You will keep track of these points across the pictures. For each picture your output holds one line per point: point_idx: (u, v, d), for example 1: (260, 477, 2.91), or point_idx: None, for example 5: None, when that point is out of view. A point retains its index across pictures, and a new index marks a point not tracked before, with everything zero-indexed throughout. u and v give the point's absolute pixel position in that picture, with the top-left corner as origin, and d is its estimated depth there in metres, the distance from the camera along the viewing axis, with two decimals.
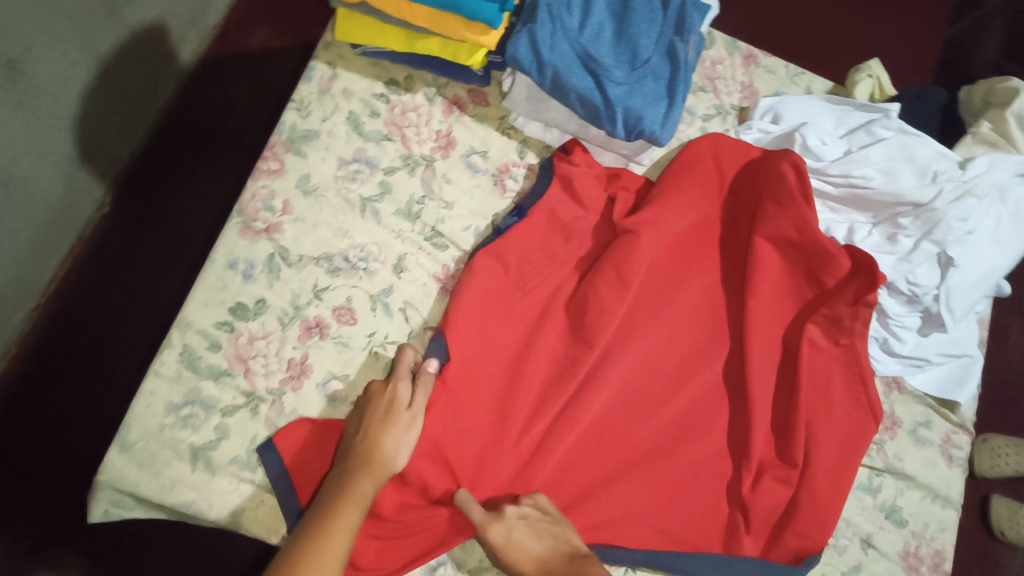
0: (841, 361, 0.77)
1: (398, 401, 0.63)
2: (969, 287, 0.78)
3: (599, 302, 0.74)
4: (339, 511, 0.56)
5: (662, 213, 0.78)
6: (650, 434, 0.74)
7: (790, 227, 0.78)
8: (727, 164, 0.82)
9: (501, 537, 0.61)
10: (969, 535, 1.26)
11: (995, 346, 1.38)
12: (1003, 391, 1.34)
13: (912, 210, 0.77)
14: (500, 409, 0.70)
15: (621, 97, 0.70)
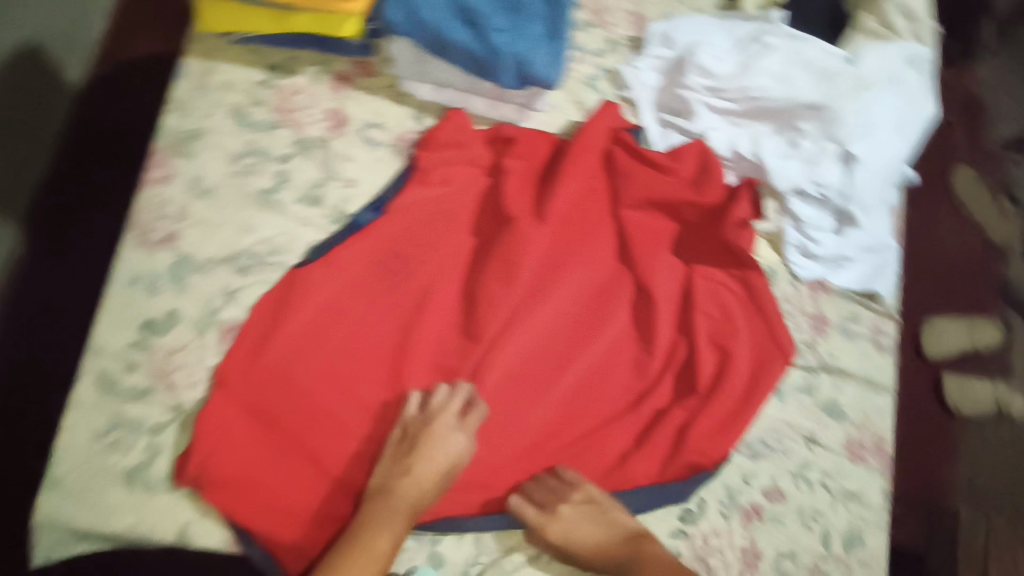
0: (740, 298, 0.80)
1: (457, 447, 0.68)
2: (875, 179, 0.80)
3: (487, 289, 0.74)
4: (377, 544, 0.62)
5: (557, 193, 0.76)
6: (567, 402, 0.76)
7: (653, 181, 0.79)
8: (599, 137, 0.80)
9: (561, 534, 0.68)
10: None
11: (923, 234, 1.45)
12: (940, 276, 1.41)
13: (810, 113, 0.79)
14: (383, 410, 0.71)
15: (505, 45, 0.68)
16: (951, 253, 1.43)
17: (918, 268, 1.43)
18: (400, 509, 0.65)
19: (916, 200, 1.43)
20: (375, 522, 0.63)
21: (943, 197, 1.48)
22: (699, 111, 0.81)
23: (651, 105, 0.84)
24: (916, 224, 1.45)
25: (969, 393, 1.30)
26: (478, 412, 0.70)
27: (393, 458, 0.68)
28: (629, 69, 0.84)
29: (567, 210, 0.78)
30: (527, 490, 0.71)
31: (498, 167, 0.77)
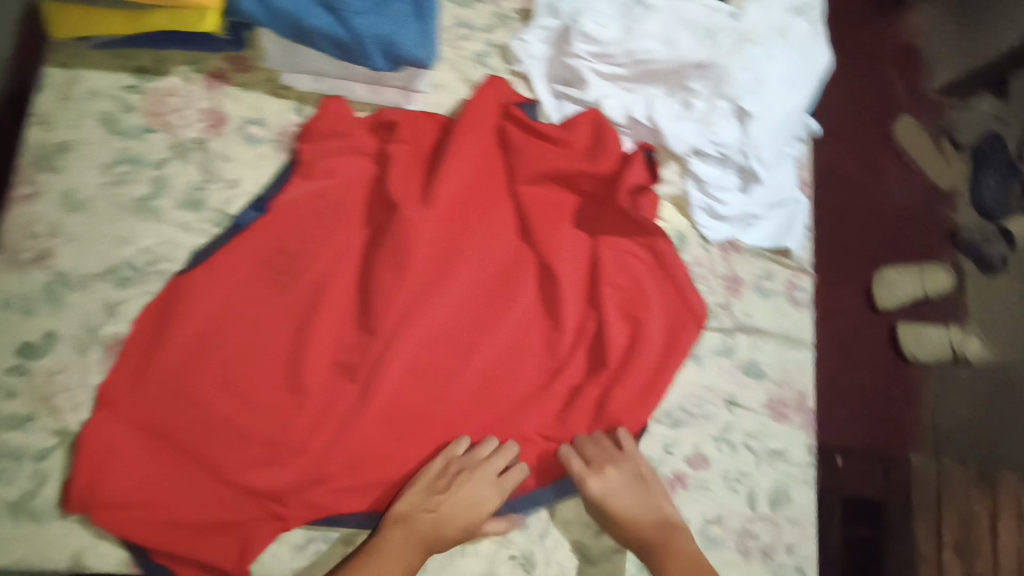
0: (649, 268, 0.79)
1: (487, 502, 0.68)
2: (772, 134, 0.79)
3: (380, 281, 0.72)
4: (386, 562, 0.63)
5: (444, 176, 0.73)
6: (476, 389, 0.74)
7: (547, 154, 0.77)
8: (484, 115, 0.77)
9: (602, 491, 0.71)
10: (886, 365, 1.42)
11: (872, 186, 1.52)
12: (890, 227, 1.49)
13: (699, 72, 0.77)
14: (284, 414, 0.70)
15: (368, 26, 0.65)
16: (898, 204, 1.51)
17: (869, 220, 1.51)
18: (417, 541, 0.65)
19: (857, 154, 1.53)
20: (392, 547, 0.65)
21: (887, 148, 1.54)
22: (589, 80, 0.79)
23: (542, 77, 0.82)
24: (862, 176, 1.52)
25: (922, 339, 1.37)
26: (519, 474, 0.71)
27: (423, 490, 0.69)
28: (517, 42, 0.81)
29: (461, 190, 0.75)
30: (579, 443, 0.74)
31: (384, 153, 0.74)
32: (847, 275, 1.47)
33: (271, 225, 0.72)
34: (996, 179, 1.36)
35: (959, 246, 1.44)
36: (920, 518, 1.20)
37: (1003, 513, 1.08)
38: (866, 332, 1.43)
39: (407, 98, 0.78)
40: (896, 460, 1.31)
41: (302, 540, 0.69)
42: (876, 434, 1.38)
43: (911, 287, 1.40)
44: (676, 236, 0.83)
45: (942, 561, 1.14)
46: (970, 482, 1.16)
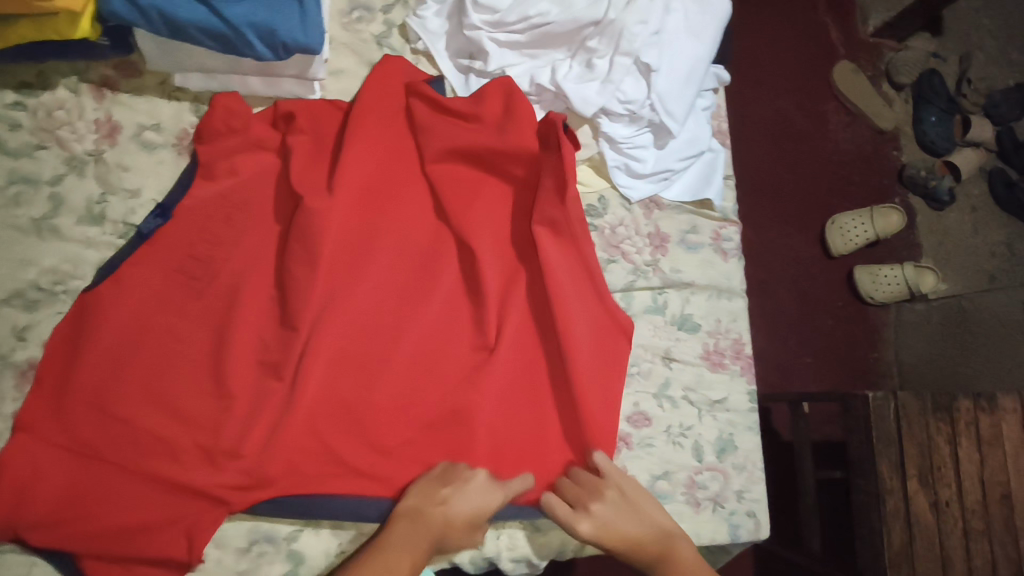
0: (566, 248, 0.75)
1: (493, 501, 0.67)
2: (678, 86, 0.78)
3: (295, 277, 0.70)
4: (393, 553, 0.62)
5: (349, 162, 0.72)
6: (408, 376, 0.73)
7: (456, 132, 0.76)
8: (388, 96, 0.76)
9: (596, 531, 0.67)
10: (846, 309, 1.54)
11: (815, 134, 1.60)
12: (835, 173, 1.59)
13: (595, 30, 0.76)
14: (213, 420, 0.69)
15: (244, 15, 0.64)
16: (842, 151, 1.60)
17: (817, 167, 1.59)
18: (426, 533, 0.65)
19: (802, 104, 1.60)
20: (401, 537, 0.64)
21: (828, 97, 1.62)
22: (488, 49, 0.78)
23: (445, 53, 0.81)
24: (806, 125, 1.60)
25: (879, 282, 1.49)
26: (522, 482, 0.70)
27: (428, 489, 0.68)
28: (414, 19, 0.80)
29: (370, 178, 0.74)
30: (560, 488, 0.71)
31: (284, 147, 0.73)
32: (801, 224, 1.56)
33: (179, 232, 0.71)
34: (936, 116, 1.56)
35: (903, 182, 1.58)
36: (883, 451, 1.08)
37: (962, 440, 1.11)
38: (825, 280, 1.54)
39: (305, 86, 0.75)
40: (851, 395, 1.15)
41: (247, 546, 0.69)
42: (839, 373, 1.51)
43: (863, 228, 1.49)
44: (598, 199, 0.84)
45: (909, 492, 1.07)
46: (925, 411, 1.11)
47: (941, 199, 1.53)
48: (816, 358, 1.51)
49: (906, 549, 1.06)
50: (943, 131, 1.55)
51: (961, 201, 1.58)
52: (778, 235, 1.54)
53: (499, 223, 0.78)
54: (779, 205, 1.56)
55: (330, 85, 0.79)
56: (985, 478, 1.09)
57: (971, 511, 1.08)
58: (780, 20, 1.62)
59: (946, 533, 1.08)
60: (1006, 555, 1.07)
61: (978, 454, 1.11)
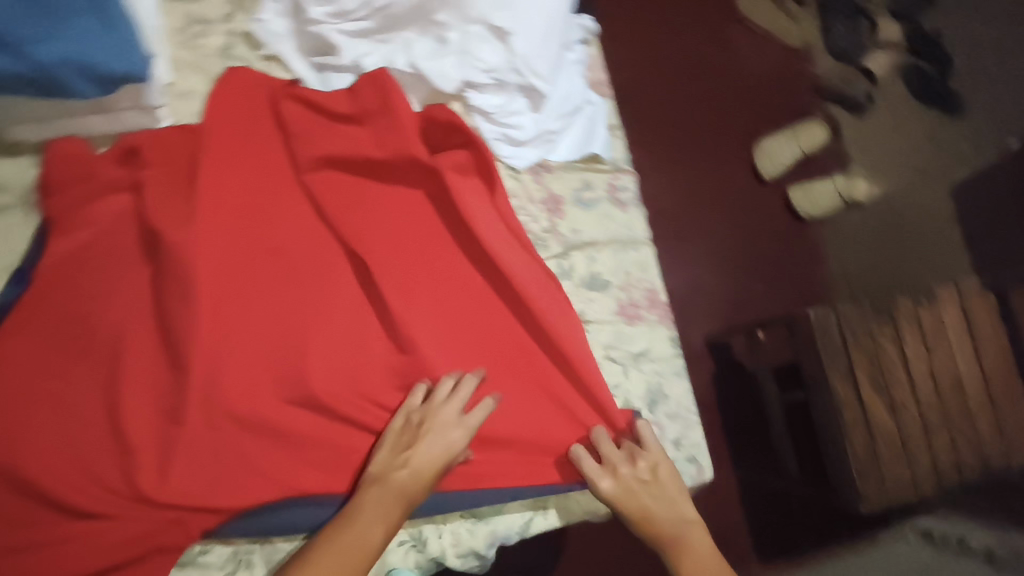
0: (454, 234, 0.76)
1: (455, 444, 0.69)
2: (539, 43, 0.76)
3: (173, 316, 0.67)
4: (368, 532, 0.64)
5: (209, 188, 0.70)
6: (319, 394, 0.70)
7: (339, 137, 0.75)
8: (240, 111, 0.73)
9: (617, 493, 0.70)
10: (786, 230, 1.52)
11: (728, 64, 1.59)
12: (752, 97, 1.58)
13: (440, 1, 0.73)
14: (118, 481, 0.66)
15: (53, 53, 0.60)
16: (757, 75, 1.59)
17: (734, 96, 1.58)
18: (397, 494, 0.66)
19: (708, 35, 1.59)
20: (373, 503, 0.65)
21: (735, 23, 1.61)
22: (336, 43, 0.75)
23: (295, 52, 0.78)
24: (718, 56, 1.59)
25: (812, 196, 1.49)
26: (484, 410, 0.71)
27: (393, 444, 0.69)
28: (255, 23, 0.77)
29: (237, 200, 0.71)
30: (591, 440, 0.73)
31: (137, 184, 0.69)
32: (729, 156, 1.55)
33: (42, 294, 0.68)
34: (843, 25, 1.55)
35: (822, 95, 1.58)
36: (832, 364, 1.07)
37: (907, 338, 1.11)
38: (762, 206, 1.53)
39: (147, 116, 0.72)
40: (796, 316, 1.13)
41: None
42: (792, 296, 1.50)
43: (790, 146, 1.51)
44: None
45: (863, 399, 1.06)
46: (867, 317, 1.10)
47: (858, 103, 1.55)
48: (768, 287, 1.50)
49: (871, 455, 1.05)
50: (852, 39, 1.54)
51: (881, 102, 1.57)
52: (707, 170, 1.53)
53: (387, 220, 0.75)
54: (704, 142, 1.54)
55: (179, 108, 0.75)
56: (934, 371, 1.11)
57: (925, 405, 1.09)
58: None
59: (907, 433, 1.08)
60: (965, 440, 1.10)
61: (924, 348, 1.11)
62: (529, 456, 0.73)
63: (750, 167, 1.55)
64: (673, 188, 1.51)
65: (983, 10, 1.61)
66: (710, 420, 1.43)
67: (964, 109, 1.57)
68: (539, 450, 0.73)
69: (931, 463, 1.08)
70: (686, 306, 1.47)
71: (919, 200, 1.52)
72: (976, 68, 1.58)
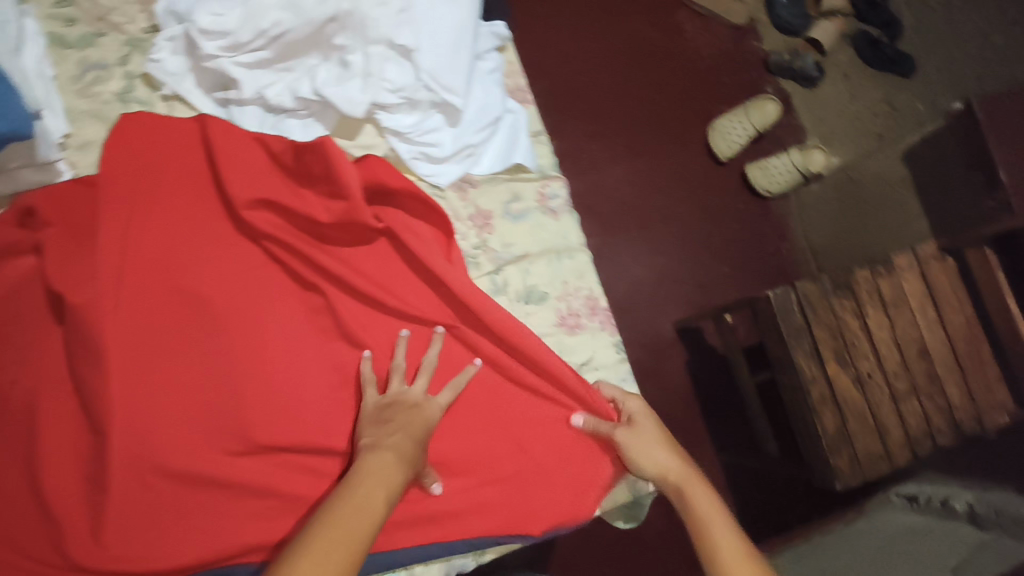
0: (388, 262, 0.75)
1: (431, 419, 0.68)
2: (447, 57, 0.73)
3: (88, 381, 0.64)
4: (372, 494, 0.56)
5: (117, 239, 0.67)
6: (258, 439, 0.67)
7: (261, 173, 0.71)
8: (144, 155, 0.70)
9: (639, 417, 0.73)
10: (747, 211, 1.54)
11: (674, 47, 1.57)
12: (702, 78, 1.57)
13: (337, 25, 0.71)
14: (48, 557, 0.62)
15: None
16: (704, 55, 1.58)
17: (683, 78, 1.56)
18: (394, 458, 0.61)
19: (650, 20, 1.57)
20: (374, 465, 0.60)
21: (678, 5, 1.59)
22: (236, 76, 0.72)
23: (197, 90, 0.75)
24: (664, 40, 1.57)
25: (771, 172, 1.47)
26: (450, 392, 0.71)
27: (373, 423, 0.66)
28: (151, 65, 0.73)
29: (146, 249, 0.68)
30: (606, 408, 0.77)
31: (37, 246, 0.67)
32: (683, 141, 1.53)
33: None
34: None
35: (769, 69, 1.57)
36: (796, 343, 1.05)
37: (869, 310, 1.09)
38: (716, 187, 1.53)
39: (47, 171, 0.70)
40: (756, 298, 1.12)
41: None
42: (761, 277, 1.52)
43: (742, 127, 1.46)
44: None
45: (830, 376, 1.05)
46: (827, 293, 1.08)
47: (811, 76, 1.52)
48: (733, 268, 1.51)
49: (842, 431, 1.04)
50: (796, 10, 1.53)
51: (831, 72, 1.57)
52: (665, 156, 1.52)
53: (319, 257, 0.72)
54: (655, 129, 1.53)
55: (79, 160, 0.73)
56: (898, 339, 1.09)
57: (893, 375, 1.08)
58: None
59: (876, 404, 1.06)
60: (936, 406, 1.08)
61: (886, 317, 1.10)
62: (479, 479, 0.73)
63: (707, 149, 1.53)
64: (630, 177, 1.49)
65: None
66: (687, 407, 1.41)
67: (915, 68, 1.55)
68: (488, 467, 0.74)
69: (902, 432, 1.06)
70: (655, 295, 1.46)
71: (875, 168, 1.33)
72: (924, 27, 1.56)
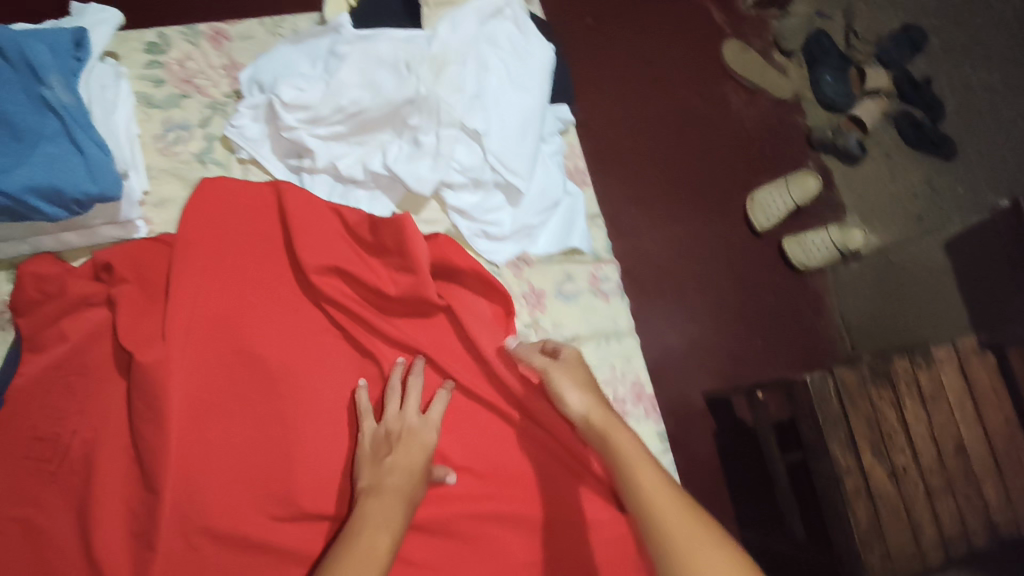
0: (441, 336, 0.77)
1: (430, 442, 0.69)
2: (514, 140, 0.76)
3: (145, 437, 0.65)
4: (374, 539, 0.57)
5: (187, 300, 0.69)
6: (305, 505, 0.68)
7: (335, 244, 0.74)
8: (226, 219, 0.73)
9: (571, 356, 0.72)
10: (784, 283, 1.52)
11: (718, 117, 1.58)
12: (744, 148, 1.58)
13: (413, 107, 0.73)
14: None
15: (21, 183, 0.59)
16: (748, 128, 1.59)
17: (726, 148, 1.57)
18: (394, 500, 0.63)
19: (696, 90, 1.59)
20: (375, 510, 0.61)
21: (724, 77, 1.61)
22: (311, 146, 0.74)
23: (272, 156, 0.78)
24: (708, 110, 1.58)
25: (809, 249, 1.47)
26: (442, 403, 0.73)
27: (371, 461, 0.67)
28: (231, 129, 0.77)
29: (213, 310, 0.70)
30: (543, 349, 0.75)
31: (111, 300, 0.69)
32: (723, 211, 1.53)
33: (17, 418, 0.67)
34: (831, 76, 1.54)
35: (813, 146, 1.58)
36: (832, 431, 1.01)
37: (906, 401, 1.06)
38: (754, 258, 1.52)
39: (122, 230, 0.73)
40: (793, 381, 1.09)
41: None
42: (795, 351, 1.48)
43: (782, 201, 1.48)
44: None
45: (865, 468, 1.00)
46: (865, 381, 1.05)
47: (852, 154, 1.52)
48: (766, 340, 1.47)
49: (875, 526, 0.98)
50: (840, 88, 1.54)
51: (872, 151, 1.55)
52: (703, 223, 1.51)
53: (381, 326, 0.74)
54: (696, 197, 1.53)
55: (155, 217, 0.76)
56: (936, 436, 1.05)
57: (928, 471, 1.03)
58: (655, 12, 1.61)
59: (910, 500, 1.01)
60: (970, 505, 1.03)
61: (923, 411, 1.06)
62: (519, 564, 0.71)
63: (745, 218, 1.53)
64: (667, 242, 1.49)
65: (974, 48, 1.52)
66: (712, 479, 1.37)
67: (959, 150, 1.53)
68: (527, 551, 0.72)
69: (936, 532, 1.01)
70: (686, 362, 1.44)
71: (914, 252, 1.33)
72: None
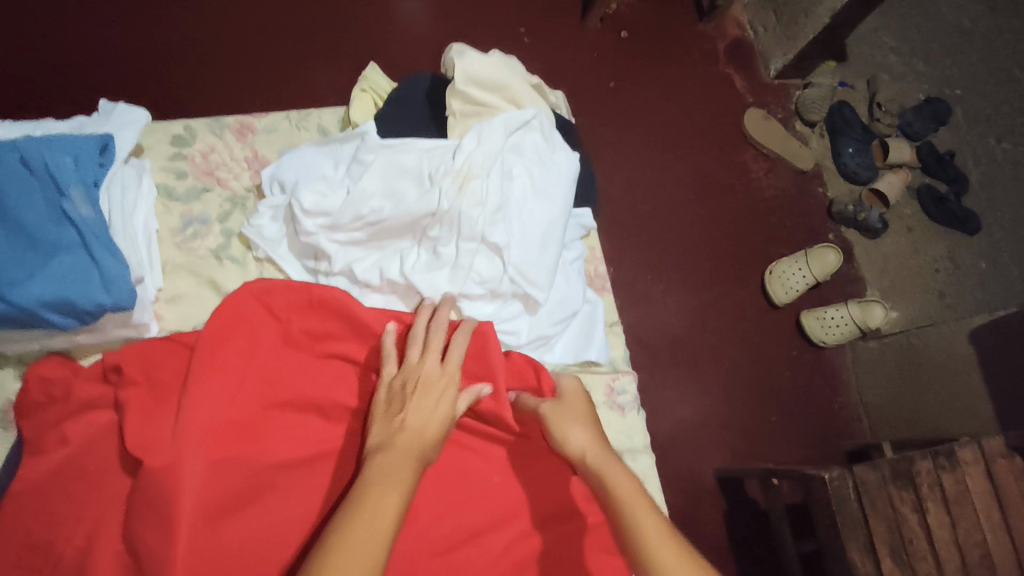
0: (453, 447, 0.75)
1: (450, 391, 0.65)
2: (534, 252, 0.74)
3: (150, 543, 0.60)
4: (380, 497, 0.51)
5: (203, 400, 0.65)
6: None
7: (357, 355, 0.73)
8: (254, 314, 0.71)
9: (570, 393, 0.73)
10: (803, 357, 1.46)
11: (739, 185, 1.56)
12: (764, 218, 1.54)
13: (433, 219, 0.72)
14: None
15: (36, 297, 0.60)
16: (767, 198, 1.56)
17: (745, 219, 1.54)
18: (405, 455, 0.57)
19: (717, 156, 1.56)
20: (382, 464, 0.55)
21: (745, 146, 1.58)
22: (329, 252, 0.74)
23: (290, 255, 0.77)
24: (726, 176, 1.55)
25: (829, 327, 1.41)
26: (462, 346, 0.68)
27: (383, 418, 0.62)
28: (249, 228, 0.76)
29: (230, 411, 0.67)
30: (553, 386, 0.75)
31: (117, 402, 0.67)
32: (740, 281, 1.49)
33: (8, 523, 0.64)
34: (854, 147, 1.53)
35: (831, 216, 1.55)
36: (849, 535, 0.91)
37: (929, 504, 0.95)
38: (771, 332, 1.47)
39: (133, 332, 0.73)
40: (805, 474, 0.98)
41: None
42: (812, 432, 1.41)
43: (800, 274, 1.43)
44: None
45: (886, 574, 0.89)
46: (886, 481, 0.95)
47: (874, 228, 1.47)
48: (782, 417, 1.41)
49: None
50: (863, 160, 1.52)
51: (895, 225, 1.51)
52: (720, 293, 1.47)
53: None
54: (712, 267, 1.49)
55: (167, 313, 0.74)
56: (960, 543, 0.94)
57: None
58: (678, 76, 1.59)
59: None
60: None
61: (947, 516, 0.95)
62: None
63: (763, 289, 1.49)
64: (683, 311, 1.44)
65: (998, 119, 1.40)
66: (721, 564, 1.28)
67: None
68: None
69: None
70: (698, 436, 1.35)
71: (937, 341, 1.26)
72: None
